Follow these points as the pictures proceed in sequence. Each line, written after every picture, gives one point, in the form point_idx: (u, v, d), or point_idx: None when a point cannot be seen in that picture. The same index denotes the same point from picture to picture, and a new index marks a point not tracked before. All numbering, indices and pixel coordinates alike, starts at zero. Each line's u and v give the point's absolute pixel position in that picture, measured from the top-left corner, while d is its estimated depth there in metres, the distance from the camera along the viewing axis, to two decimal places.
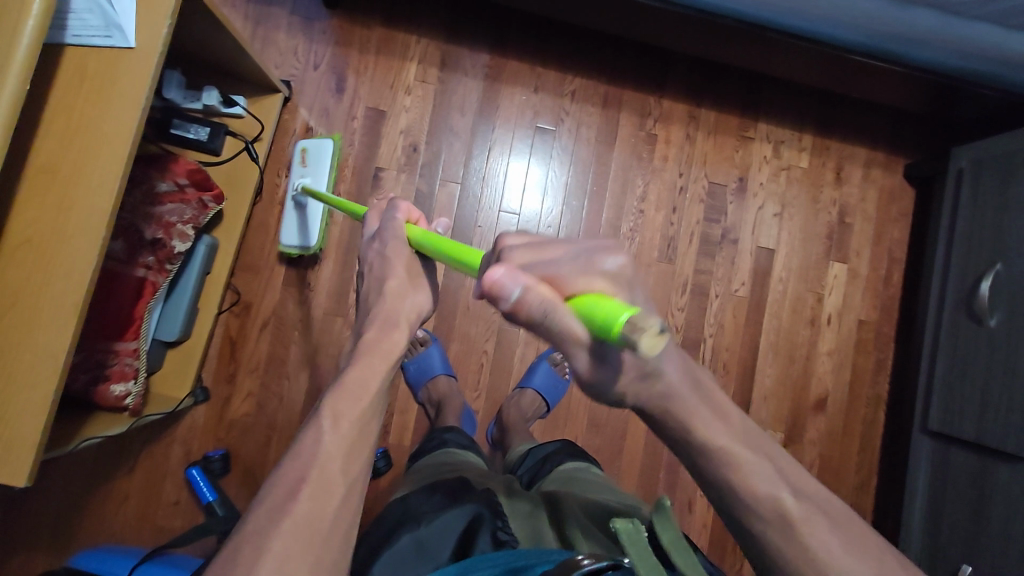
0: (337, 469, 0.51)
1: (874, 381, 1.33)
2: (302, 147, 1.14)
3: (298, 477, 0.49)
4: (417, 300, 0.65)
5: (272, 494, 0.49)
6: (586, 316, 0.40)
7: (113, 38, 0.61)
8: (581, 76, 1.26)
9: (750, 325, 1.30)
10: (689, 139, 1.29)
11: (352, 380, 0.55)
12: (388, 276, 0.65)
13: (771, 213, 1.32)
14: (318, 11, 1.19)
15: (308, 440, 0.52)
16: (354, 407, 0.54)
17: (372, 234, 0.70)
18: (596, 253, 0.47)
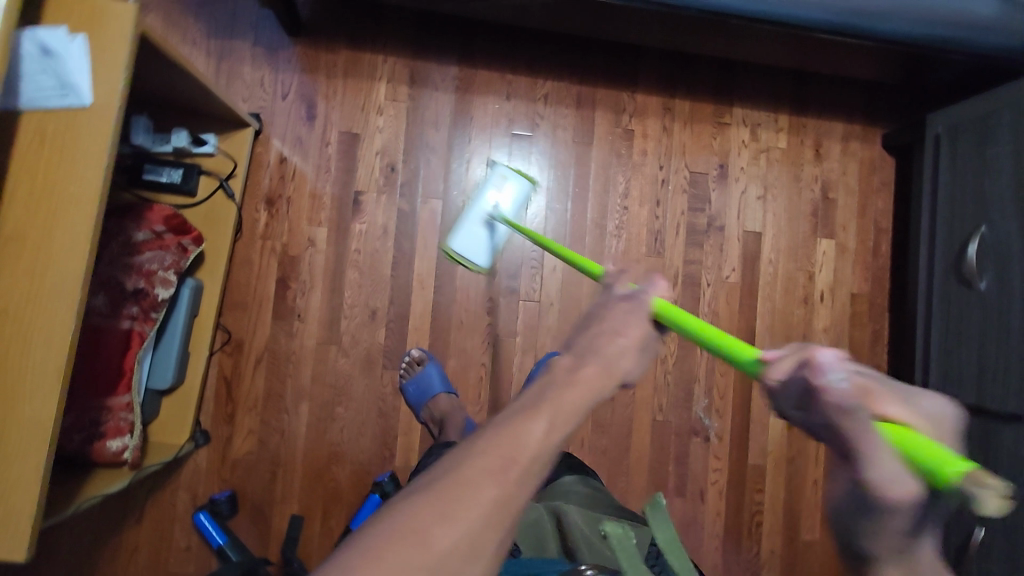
0: (539, 464, 0.45)
1: (872, 353, 1.34)
2: (500, 173, 1.17)
3: (506, 458, 0.44)
4: (630, 368, 0.54)
5: (478, 460, 0.44)
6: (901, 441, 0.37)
7: (69, 97, 0.59)
8: (553, 79, 1.25)
9: (744, 310, 1.30)
10: (666, 131, 1.29)
11: (569, 395, 0.49)
12: (619, 331, 0.56)
13: (754, 196, 1.32)
14: (282, 40, 1.18)
15: (525, 423, 0.46)
16: (570, 416, 0.48)
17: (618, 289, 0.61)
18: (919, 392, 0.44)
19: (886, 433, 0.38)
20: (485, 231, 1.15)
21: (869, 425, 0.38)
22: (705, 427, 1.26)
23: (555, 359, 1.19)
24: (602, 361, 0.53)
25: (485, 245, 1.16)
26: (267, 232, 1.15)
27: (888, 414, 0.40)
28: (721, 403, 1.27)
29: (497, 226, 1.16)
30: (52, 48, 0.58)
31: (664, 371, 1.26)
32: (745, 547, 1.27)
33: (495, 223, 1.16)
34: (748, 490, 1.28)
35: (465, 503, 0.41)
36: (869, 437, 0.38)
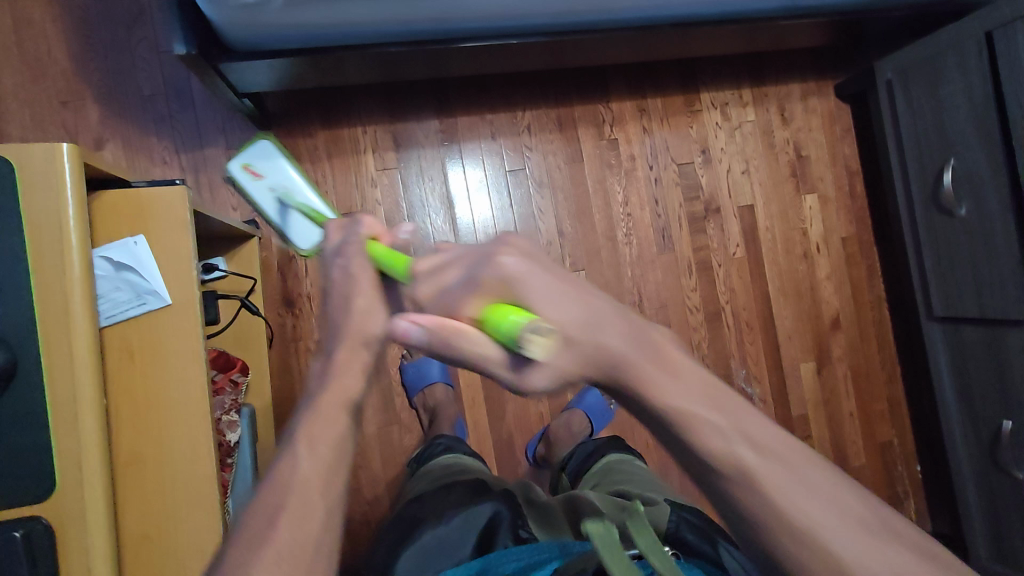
0: (322, 497, 0.42)
1: (871, 285, 1.45)
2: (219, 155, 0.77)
3: (275, 504, 0.42)
4: (394, 316, 0.48)
5: (240, 537, 0.41)
6: (490, 327, 0.41)
7: (148, 302, 0.61)
8: (530, 108, 1.27)
9: (756, 280, 1.38)
10: (646, 132, 1.33)
11: (327, 400, 0.45)
12: (349, 298, 0.47)
13: (739, 172, 1.38)
14: (253, 135, 1.13)
15: (287, 463, 0.43)
16: (331, 424, 0.45)
17: (331, 244, 0.51)
18: (483, 251, 0.44)
19: (480, 324, 0.42)
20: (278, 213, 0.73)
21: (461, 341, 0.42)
22: (750, 395, 1.36)
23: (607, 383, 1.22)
24: (346, 330, 0.47)
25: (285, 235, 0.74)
26: (297, 333, 1.12)
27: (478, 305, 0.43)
28: (757, 369, 1.37)
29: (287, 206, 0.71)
30: (128, 262, 0.60)
31: (701, 355, 1.33)
32: None
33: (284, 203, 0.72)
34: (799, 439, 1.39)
35: None
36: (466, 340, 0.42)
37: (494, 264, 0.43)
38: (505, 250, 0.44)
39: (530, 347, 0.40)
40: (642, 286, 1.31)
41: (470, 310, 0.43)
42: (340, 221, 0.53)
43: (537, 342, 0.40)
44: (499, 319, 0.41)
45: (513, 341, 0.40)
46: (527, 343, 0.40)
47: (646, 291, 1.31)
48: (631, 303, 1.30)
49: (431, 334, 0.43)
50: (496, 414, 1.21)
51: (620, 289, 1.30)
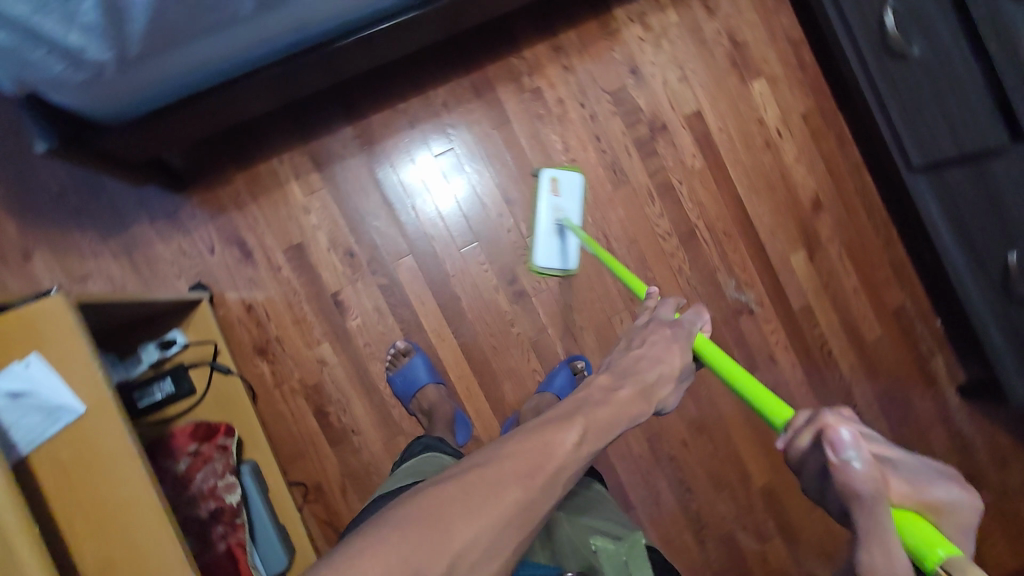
0: (559, 476, 0.60)
1: (845, 154, 1.37)
2: (551, 176, 1.19)
3: (538, 460, 0.59)
4: (661, 391, 0.75)
5: (511, 463, 0.58)
6: (912, 535, 0.41)
7: (61, 416, 0.60)
8: (441, 83, 1.20)
9: (723, 186, 1.32)
10: (568, 69, 1.25)
11: (602, 412, 0.67)
12: (660, 360, 0.78)
13: (676, 80, 1.30)
14: (174, 201, 1.10)
15: (559, 435, 0.62)
16: (598, 433, 0.65)
17: (664, 319, 0.83)
18: (929, 473, 0.44)
19: (898, 518, 0.42)
20: (558, 237, 1.19)
21: (883, 513, 0.42)
22: (745, 303, 1.32)
23: (576, 362, 1.20)
24: (640, 383, 0.74)
25: (560, 249, 1.19)
26: (278, 378, 1.12)
27: (902, 497, 0.42)
28: (746, 275, 1.32)
29: (567, 233, 1.20)
30: (24, 386, 0.59)
31: (686, 278, 1.29)
32: (827, 376, 1.37)
33: (565, 229, 1.20)
34: (807, 331, 1.36)
35: (492, 500, 0.55)
36: (881, 521, 0.42)
37: (937, 491, 0.43)
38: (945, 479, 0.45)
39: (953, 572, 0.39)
40: (607, 229, 1.26)
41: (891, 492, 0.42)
42: (682, 304, 0.85)
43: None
44: (929, 537, 0.41)
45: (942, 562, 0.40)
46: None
47: (612, 232, 1.26)
48: (599, 248, 1.26)
49: (852, 478, 0.43)
50: (496, 397, 1.20)
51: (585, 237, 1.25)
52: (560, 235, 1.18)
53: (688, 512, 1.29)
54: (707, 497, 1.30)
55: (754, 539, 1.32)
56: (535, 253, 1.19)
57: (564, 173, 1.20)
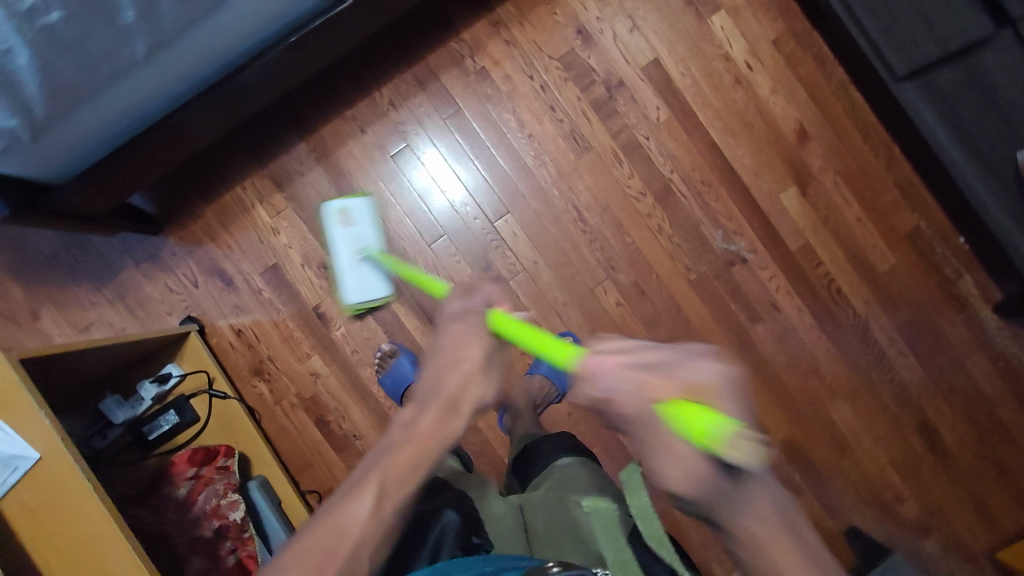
0: (362, 548, 0.56)
1: (828, 75, 1.26)
2: (339, 208, 1.14)
3: (329, 543, 0.55)
4: (480, 389, 0.65)
5: (301, 558, 0.54)
6: (680, 422, 0.47)
7: (17, 465, 0.66)
8: (384, 82, 1.19)
9: (694, 134, 1.25)
10: (510, 43, 1.21)
11: (402, 456, 0.60)
12: (459, 360, 0.65)
13: (627, 32, 1.23)
14: (154, 243, 1.16)
15: (349, 507, 0.56)
16: (399, 479, 0.59)
17: (456, 309, 0.71)
18: (686, 357, 0.51)
19: (669, 415, 0.48)
20: (357, 266, 1.13)
21: (655, 419, 0.49)
22: (736, 252, 1.26)
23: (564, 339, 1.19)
24: (439, 399, 0.63)
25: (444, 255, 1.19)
26: (277, 395, 1.17)
27: (667, 395, 0.49)
28: (734, 223, 1.25)
29: (369, 261, 1.13)
30: None
31: (667, 237, 1.24)
32: (840, 315, 1.28)
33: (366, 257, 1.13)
34: (809, 271, 1.28)
35: None
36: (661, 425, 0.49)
37: (692, 371, 0.50)
38: (707, 359, 0.50)
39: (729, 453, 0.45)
40: (577, 199, 1.22)
41: (655, 396, 0.50)
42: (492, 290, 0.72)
43: (741, 450, 0.45)
44: (693, 416, 0.47)
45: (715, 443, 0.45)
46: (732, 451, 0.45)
47: (582, 201, 1.22)
48: (571, 221, 1.22)
49: (622, 391, 0.52)
50: None
51: (554, 211, 1.22)
52: (361, 265, 1.13)
53: None
54: None
55: None
56: (342, 290, 1.14)
57: (353, 201, 1.15)
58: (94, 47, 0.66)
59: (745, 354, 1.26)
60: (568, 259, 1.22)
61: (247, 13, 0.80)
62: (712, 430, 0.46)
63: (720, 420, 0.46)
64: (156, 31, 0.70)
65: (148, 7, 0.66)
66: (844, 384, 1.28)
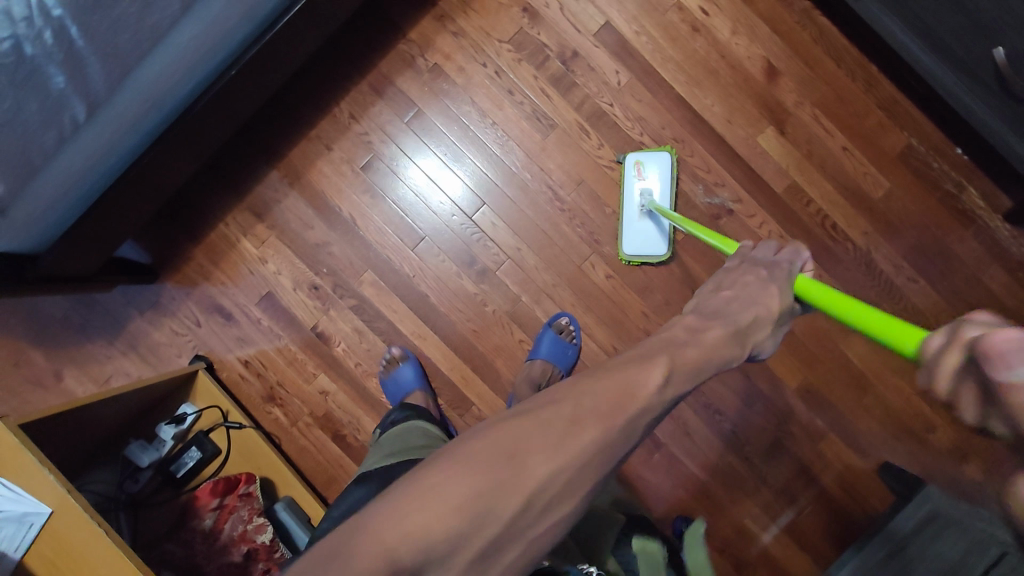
0: (644, 417, 0.49)
1: (788, 6, 1.21)
2: (637, 159, 1.19)
3: (621, 389, 0.48)
4: (759, 336, 0.65)
5: (591, 395, 0.47)
6: None
7: (33, 520, 0.70)
8: (341, 97, 1.20)
9: (658, 91, 1.21)
10: (458, 34, 1.21)
11: (692, 351, 0.56)
12: (754, 302, 0.66)
13: (573, 0, 1.21)
14: (154, 290, 1.22)
15: (643, 371, 0.50)
16: (687, 369, 0.54)
17: (759, 267, 0.73)
18: None
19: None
20: (643, 219, 1.18)
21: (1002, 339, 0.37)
22: (721, 204, 1.23)
23: (561, 321, 1.20)
24: (734, 323, 0.63)
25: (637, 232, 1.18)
26: (291, 418, 1.21)
27: None
28: (714, 175, 1.22)
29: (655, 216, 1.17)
30: None
31: None
32: (839, 249, 1.24)
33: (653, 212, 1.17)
34: (801, 210, 1.24)
35: (567, 440, 0.44)
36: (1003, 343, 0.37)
37: None
38: None
39: None
40: (550, 179, 1.21)
41: None
42: (794, 257, 0.76)
43: None
44: None
45: None
46: None
47: (556, 180, 1.21)
48: (548, 201, 1.21)
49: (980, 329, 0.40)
50: (493, 377, 1.21)
51: (530, 196, 1.21)
52: (651, 218, 1.18)
53: (724, 432, 1.25)
54: (741, 411, 1.24)
55: (805, 439, 1.25)
56: (624, 240, 1.19)
57: (655, 154, 1.20)
58: (30, 116, 0.69)
59: None
60: (551, 238, 1.21)
61: (179, 58, 0.82)
62: None
63: None
64: (89, 90, 0.73)
65: (73, 67, 0.69)
66: None
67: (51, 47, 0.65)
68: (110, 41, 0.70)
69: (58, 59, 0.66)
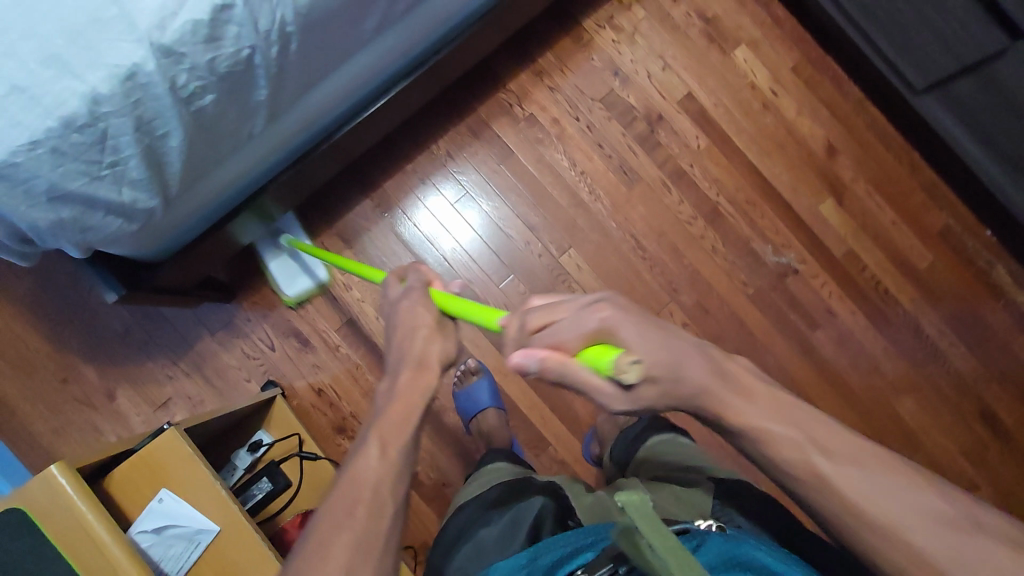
0: (382, 492, 0.54)
1: (846, 94, 1.36)
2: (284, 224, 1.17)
3: (353, 497, 0.53)
4: (441, 344, 0.62)
5: (324, 520, 0.52)
6: (590, 365, 0.47)
7: (201, 540, 0.72)
8: (440, 135, 1.25)
9: (732, 157, 1.32)
10: (554, 89, 1.29)
11: (394, 407, 0.58)
12: (415, 328, 0.62)
13: (659, 70, 1.32)
14: (228, 310, 1.17)
15: (357, 464, 0.55)
16: (395, 429, 0.57)
17: (392, 286, 0.70)
18: (586, 304, 0.50)
19: (575, 363, 0.48)
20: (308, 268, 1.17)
21: (566, 364, 0.48)
22: (787, 263, 1.32)
23: None
24: (411, 354, 0.61)
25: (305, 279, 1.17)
26: None
27: (572, 346, 0.48)
28: (781, 237, 1.32)
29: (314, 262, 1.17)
30: (168, 520, 0.71)
31: (721, 255, 1.30)
32: (890, 313, 1.34)
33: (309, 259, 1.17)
34: (856, 274, 1.34)
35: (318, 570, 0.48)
36: (569, 371, 0.48)
37: (595, 316, 0.49)
38: (605, 302, 0.50)
39: (630, 373, 0.44)
40: (632, 228, 1.28)
41: (568, 347, 0.48)
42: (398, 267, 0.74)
43: (634, 370, 0.44)
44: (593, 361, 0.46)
45: (613, 375, 0.45)
46: (628, 377, 0.44)
47: (638, 230, 1.28)
48: (629, 249, 1.27)
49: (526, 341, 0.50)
50: (571, 418, 1.22)
51: (613, 243, 1.27)
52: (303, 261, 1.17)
53: None
54: None
55: None
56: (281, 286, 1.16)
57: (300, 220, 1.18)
58: (225, 122, 0.68)
59: (808, 360, 1.30)
60: (631, 283, 1.26)
61: (341, 82, 0.85)
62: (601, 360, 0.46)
63: (607, 357, 0.46)
64: (274, 103, 0.73)
65: (275, 79, 0.68)
66: (905, 380, 1.33)
67: (272, 60, 0.65)
68: (311, 58, 0.71)
69: (269, 71, 0.66)
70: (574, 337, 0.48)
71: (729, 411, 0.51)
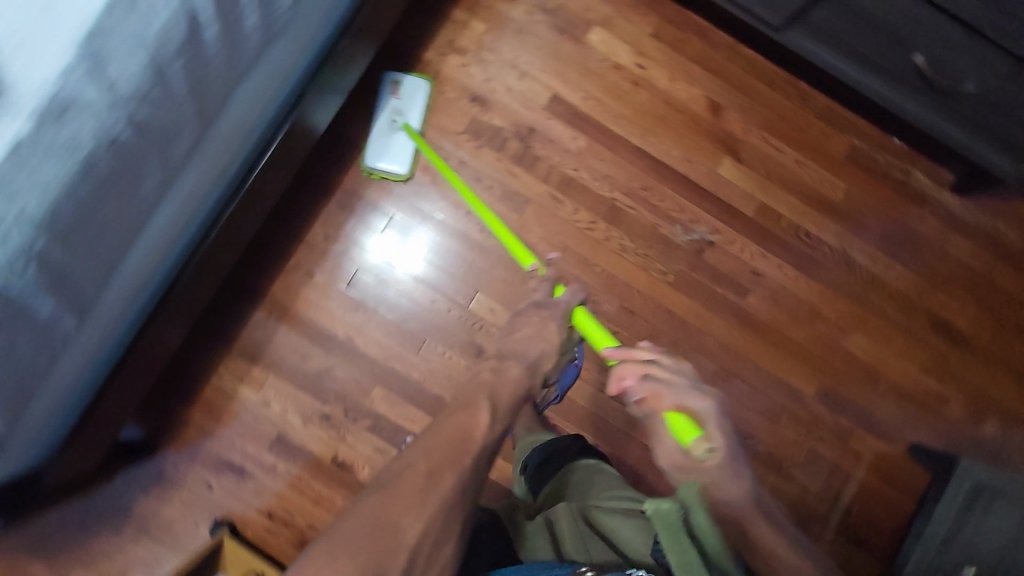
0: (482, 453, 0.70)
1: (715, 46, 1.30)
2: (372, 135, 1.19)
3: (458, 447, 0.68)
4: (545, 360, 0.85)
5: (431, 456, 0.66)
6: (675, 429, 0.68)
7: None
8: (313, 221, 1.19)
9: (616, 147, 1.26)
10: (415, 134, 1.22)
11: (502, 391, 0.78)
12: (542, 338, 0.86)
13: (517, 81, 1.25)
14: (154, 463, 1.14)
15: (468, 420, 0.71)
16: (503, 403, 0.76)
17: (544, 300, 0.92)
18: (695, 390, 0.70)
19: (668, 422, 0.69)
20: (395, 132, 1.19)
21: (658, 418, 0.70)
22: (700, 237, 1.27)
23: None
24: (527, 358, 0.84)
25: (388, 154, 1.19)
26: None
27: (673, 411, 0.69)
28: (687, 214, 1.27)
29: (401, 133, 1.19)
30: None
31: (633, 251, 1.25)
32: (818, 254, 1.30)
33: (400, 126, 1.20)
34: (775, 226, 1.29)
35: (416, 501, 0.61)
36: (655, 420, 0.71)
37: (701, 402, 0.69)
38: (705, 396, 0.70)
39: (701, 451, 0.68)
40: (535, 253, 1.22)
41: (670, 410, 0.69)
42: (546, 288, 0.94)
43: (705, 454, 0.68)
44: (679, 426, 0.68)
45: (690, 445, 0.67)
46: (698, 453, 0.68)
47: (540, 252, 1.23)
48: None
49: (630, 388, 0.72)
50: None
51: (520, 273, 1.22)
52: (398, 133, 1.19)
53: (761, 456, 1.25)
54: (770, 432, 1.26)
55: (836, 442, 1.27)
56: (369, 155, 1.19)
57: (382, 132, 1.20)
58: (21, 350, 0.61)
59: (748, 327, 1.27)
60: None
61: (157, 239, 0.76)
62: (686, 428, 0.68)
63: (692, 432, 0.68)
64: (78, 302, 0.66)
65: (58, 286, 0.61)
66: (849, 317, 1.30)
67: (36, 278, 0.57)
68: (95, 247, 0.63)
69: (41, 286, 0.58)
70: (681, 408, 0.69)
71: (759, 532, 0.73)
